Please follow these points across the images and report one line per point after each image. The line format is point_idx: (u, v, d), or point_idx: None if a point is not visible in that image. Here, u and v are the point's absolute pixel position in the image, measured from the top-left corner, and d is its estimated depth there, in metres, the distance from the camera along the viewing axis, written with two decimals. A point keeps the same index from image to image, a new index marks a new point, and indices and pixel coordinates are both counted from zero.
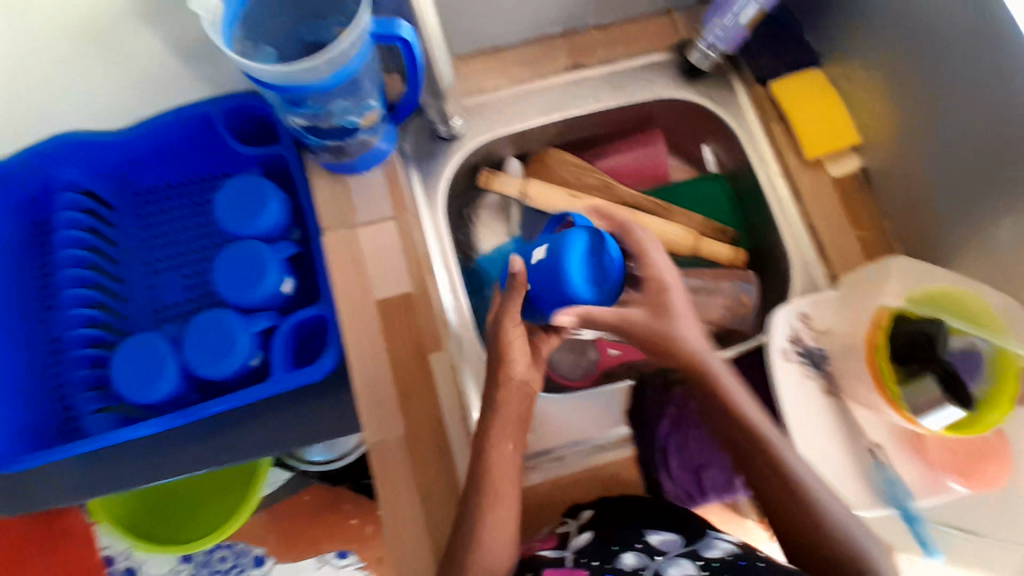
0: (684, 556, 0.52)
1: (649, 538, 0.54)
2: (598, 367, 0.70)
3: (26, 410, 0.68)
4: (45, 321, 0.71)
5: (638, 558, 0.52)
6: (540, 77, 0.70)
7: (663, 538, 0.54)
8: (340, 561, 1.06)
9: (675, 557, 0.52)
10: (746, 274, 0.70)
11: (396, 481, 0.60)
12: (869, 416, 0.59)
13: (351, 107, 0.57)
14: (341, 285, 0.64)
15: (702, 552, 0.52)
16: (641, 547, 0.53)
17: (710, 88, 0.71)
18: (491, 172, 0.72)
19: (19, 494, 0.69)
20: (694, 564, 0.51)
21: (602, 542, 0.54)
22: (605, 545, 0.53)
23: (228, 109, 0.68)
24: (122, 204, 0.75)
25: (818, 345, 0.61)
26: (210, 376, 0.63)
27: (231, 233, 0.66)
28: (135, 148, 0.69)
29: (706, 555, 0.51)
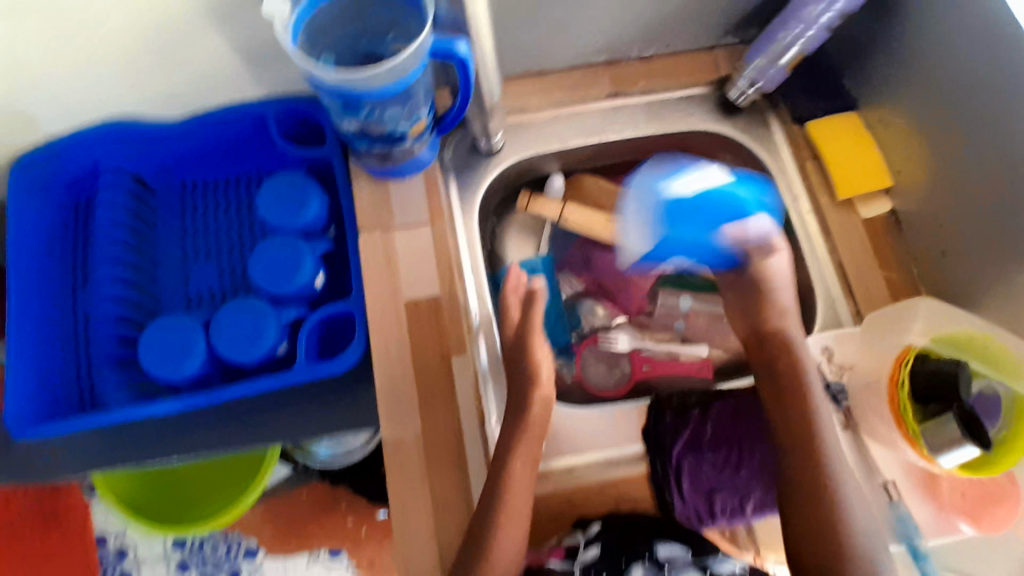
0: (694, 565, 0.59)
1: (657, 551, 0.60)
2: (632, 379, 0.72)
3: (50, 380, 0.70)
4: (78, 296, 0.73)
5: (646, 570, 0.59)
6: (581, 102, 0.72)
7: (669, 551, 0.60)
8: (332, 562, 1.07)
9: (684, 567, 0.59)
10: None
11: (410, 481, 0.61)
12: (885, 453, 0.61)
13: (403, 117, 0.58)
14: (374, 284, 0.66)
15: (713, 566, 0.59)
16: (651, 560, 0.59)
17: (746, 126, 0.73)
18: (530, 195, 0.75)
19: (29, 459, 0.70)
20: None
21: (611, 557, 0.59)
22: (615, 558, 0.59)
23: (278, 108, 0.70)
24: (165, 188, 0.76)
25: (836, 379, 0.64)
26: (237, 361, 0.64)
27: (270, 226, 0.68)
28: (185, 136, 0.72)
29: (716, 569, 0.59)
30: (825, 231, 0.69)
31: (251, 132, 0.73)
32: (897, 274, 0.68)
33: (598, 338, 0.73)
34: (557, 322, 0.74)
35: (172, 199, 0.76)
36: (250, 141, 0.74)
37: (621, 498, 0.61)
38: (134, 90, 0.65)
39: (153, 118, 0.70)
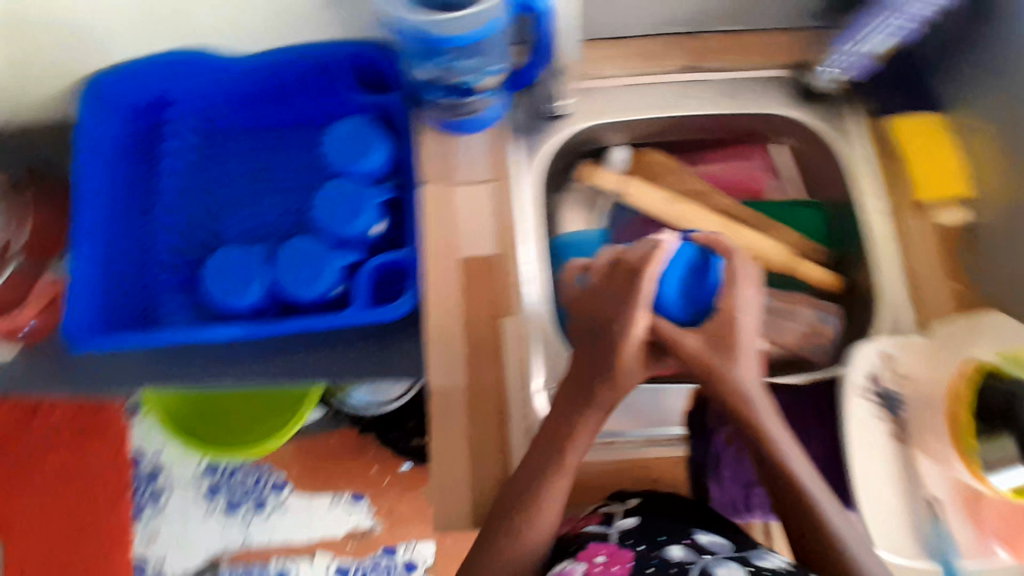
0: (735, 559, 0.50)
1: (697, 539, 0.53)
2: None
3: (115, 299, 0.72)
4: (143, 220, 0.74)
5: (686, 552, 0.51)
6: (657, 72, 0.71)
7: (712, 541, 0.53)
8: (353, 506, 1.10)
9: (724, 559, 0.50)
10: (830, 307, 0.70)
11: (450, 432, 0.63)
12: (933, 468, 0.59)
13: (479, 66, 0.58)
14: (432, 237, 0.66)
15: (752, 560, 0.50)
16: (689, 544, 0.52)
17: (827, 114, 0.70)
18: (591, 166, 0.72)
19: (108, 371, 0.77)
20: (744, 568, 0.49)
21: (648, 530, 0.54)
22: (652, 533, 0.54)
23: (349, 52, 0.70)
24: (233, 122, 0.77)
25: (896, 389, 0.62)
26: (296, 296, 0.66)
27: (338, 170, 0.69)
28: (256, 73, 0.72)
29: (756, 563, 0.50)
30: (897, 234, 0.67)
31: (324, 73, 0.73)
32: (966, 286, 0.65)
33: None
34: None
35: (238, 133, 0.76)
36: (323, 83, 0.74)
37: (655, 476, 0.62)
38: (219, 22, 0.66)
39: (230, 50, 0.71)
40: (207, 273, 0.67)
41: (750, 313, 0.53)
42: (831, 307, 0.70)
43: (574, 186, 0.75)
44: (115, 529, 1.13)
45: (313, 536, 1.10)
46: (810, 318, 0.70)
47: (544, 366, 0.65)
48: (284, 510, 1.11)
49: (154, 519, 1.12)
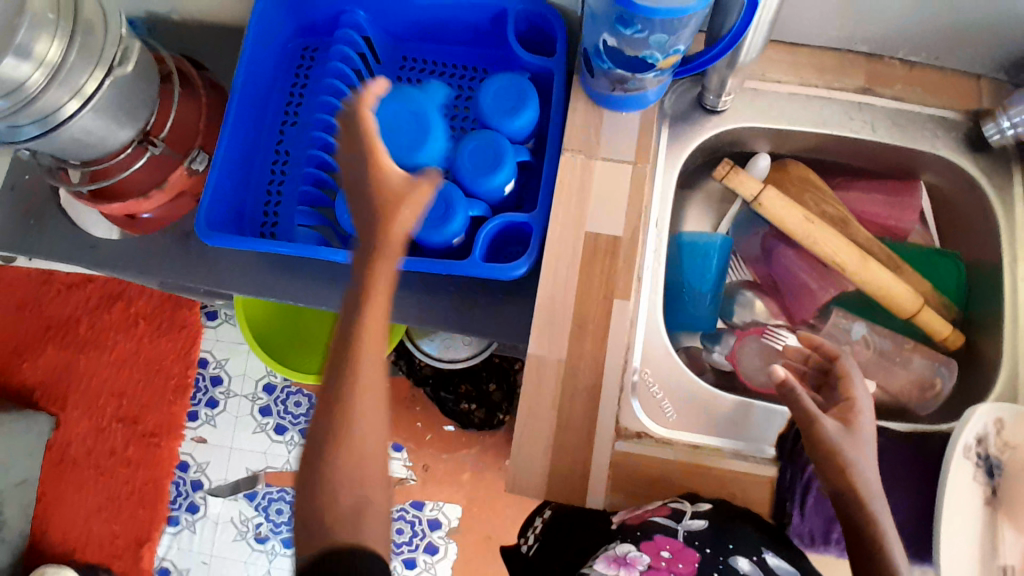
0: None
1: (765, 556, 0.56)
2: None
3: (243, 203, 0.75)
4: (285, 133, 0.78)
5: (751, 566, 0.55)
6: (827, 86, 0.69)
7: (779, 563, 0.56)
8: (393, 454, 1.14)
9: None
10: (948, 361, 0.68)
11: (541, 396, 0.63)
12: (1015, 538, 0.59)
13: (665, 45, 0.57)
14: (561, 205, 0.66)
15: None
16: (757, 560, 0.55)
17: (989, 166, 0.67)
18: (731, 167, 0.71)
19: (205, 263, 0.79)
20: None
21: (719, 535, 0.57)
22: (721, 540, 0.56)
23: (524, 8, 0.70)
24: (388, 59, 0.79)
25: (998, 454, 0.60)
26: (420, 237, 0.66)
27: (484, 122, 0.69)
28: (426, 11, 0.73)
29: None
30: None
31: (489, 27, 0.74)
32: None
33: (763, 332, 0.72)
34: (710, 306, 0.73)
35: (391, 71, 0.78)
36: (485, 36, 0.75)
37: (734, 489, 0.61)
38: None
39: None
40: (382, 96, 0.69)
41: (866, 401, 0.60)
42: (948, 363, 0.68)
43: (709, 182, 0.75)
44: (167, 422, 1.20)
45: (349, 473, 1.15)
46: (922, 371, 0.68)
47: (646, 354, 0.65)
48: None
49: (207, 423, 1.19)
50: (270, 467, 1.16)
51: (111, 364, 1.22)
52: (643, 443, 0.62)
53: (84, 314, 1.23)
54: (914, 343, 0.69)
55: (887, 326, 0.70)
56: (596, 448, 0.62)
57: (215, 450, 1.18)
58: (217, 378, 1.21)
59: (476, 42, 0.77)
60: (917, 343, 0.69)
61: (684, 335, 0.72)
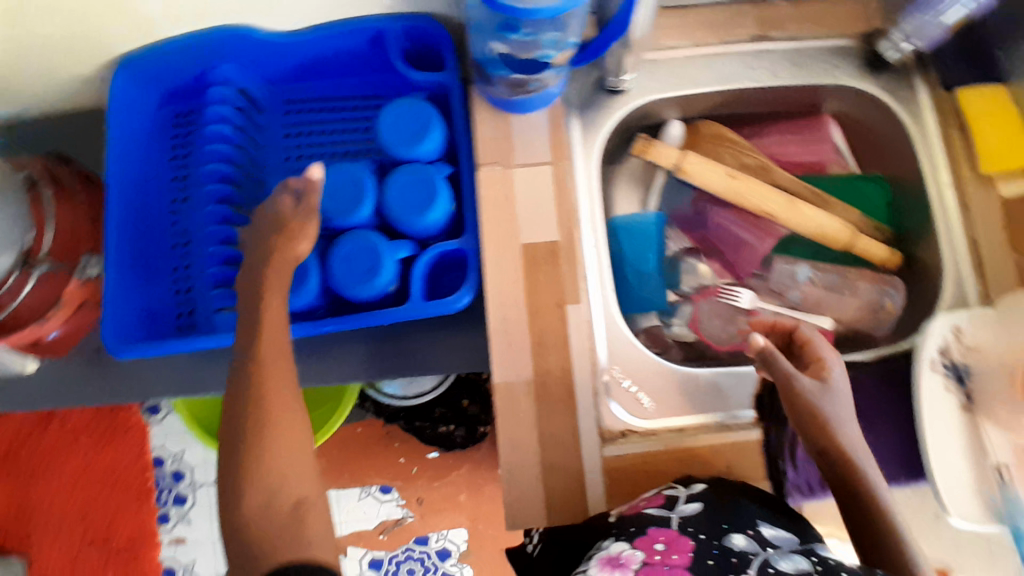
0: (799, 553, 0.50)
1: (761, 529, 0.53)
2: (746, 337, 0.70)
3: (152, 297, 0.69)
4: (176, 212, 0.71)
5: (749, 542, 0.51)
6: (721, 43, 0.68)
7: (776, 533, 0.53)
8: (383, 497, 1.11)
9: (788, 552, 0.50)
10: (892, 280, 0.69)
11: (518, 421, 0.61)
12: (1000, 435, 0.60)
13: (559, 43, 0.55)
14: (490, 222, 0.64)
15: (817, 552, 0.50)
16: (753, 534, 0.52)
17: (889, 85, 0.68)
18: (648, 140, 0.70)
19: (129, 372, 0.72)
20: (807, 561, 0.49)
21: (712, 518, 0.53)
22: (716, 521, 0.53)
23: (402, 27, 0.66)
24: (270, 106, 0.73)
25: (962, 359, 0.61)
26: (349, 294, 0.63)
27: (390, 155, 0.65)
28: (297, 52, 0.68)
29: (821, 556, 0.50)
30: (963, 206, 0.66)
31: (369, 53, 0.69)
32: None
33: (719, 290, 0.72)
34: (656, 283, 0.72)
35: (277, 118, 0.73)
36: (367, 63, 0.71)
37: (729, 462, 0.61)
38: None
39: (267, 28, 0.66)
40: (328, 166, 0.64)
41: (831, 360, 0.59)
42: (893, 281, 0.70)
43: (629, 160, 0.72)
44: (141, 529, 1.12)
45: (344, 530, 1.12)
46: (870, 295, 0.69)
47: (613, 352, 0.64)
48: None
49: (182, 520, 1.12)
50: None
51: (59, 490, 1.13)
52: (629, 440, 0.61)
53: (15, 444, 1.13)
54: (856, 269, 0.70)
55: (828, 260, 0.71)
56: (587, 459, 0.61)
57: (197, 544, 1.12)
58: (178, 474, 1.13)
59: (359, 68, 0.72)
60: (858, 270, 0.71)
61: (640, 316, 0.71)
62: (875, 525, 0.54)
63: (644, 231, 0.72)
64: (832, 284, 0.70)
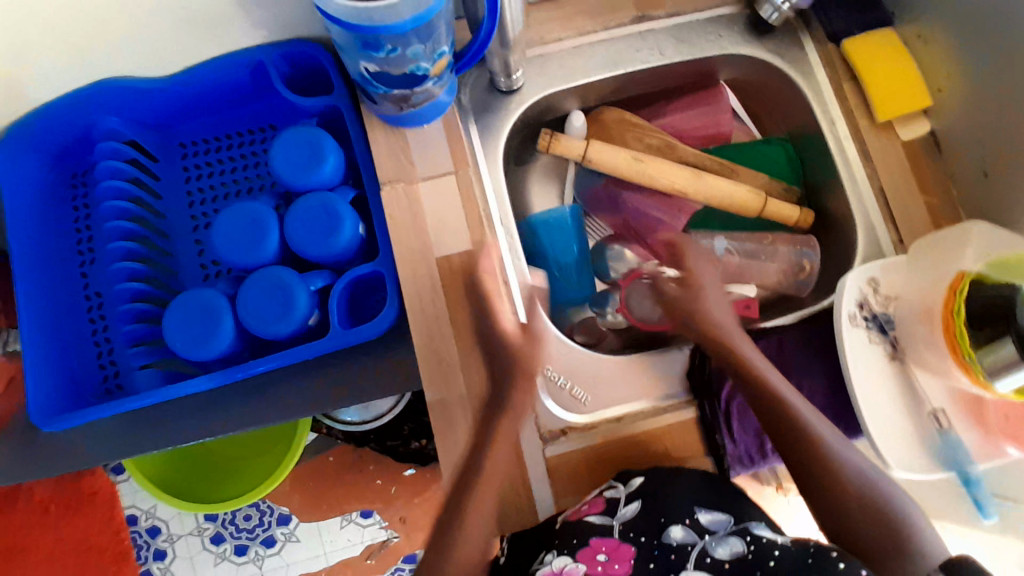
0: (733, 533, 0.54)
1: (699, 517, 0.55)
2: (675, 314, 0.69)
3: (73, 366, 0.67)
4: (87, 274, 0.70)
5: (686, 532, 0.55)
6: (605, 29, 0.68)
7: (713, 518, 0.55)
8: (364, 521, 1.08)
9: (724, 535, 0.54)
10: (808, 240, 0.72)
11: (455, 439, 0.60)
12: (931, 379, 0.60)
13: (425, 53, 0.54)
14: (400, 240, 0.62)
15: (751, 530, 0.54)
16: (691, 524, 0.55)
17: (778, 45, 0.70)
18: (551, 134, 0.68)
19: (53, 450, 0.68)
20: (742, 543, 0.53)
21: (651, 515, 0.56)
22: (653, 518, 0.56)
23: (282, 54, 0.65)
24: (165, 154, 0.72)
25: (883, 309, 0.62)
26: (267, 334, 0.62)
27: (289, 187, 0.64)
28: (182, 94, 0.68)
29: (754, 532, 0.54)
30: (865, 155, 0.67)
31: (255, 85, 0.69)
32: (938, 197, 0.66)
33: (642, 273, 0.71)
34: (578, 274, 0.74)
35: (175, 165, 0.72)
36: (257, 96, 0.70)
37: (671, 443, 0.61)
38: (131, 45, 0.61)
39: (147, 77, 0.66)
40: (221, 210, 0.63)
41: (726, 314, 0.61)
42: (809, 240, 0.72)
43: (539, 157, 0.75)
44: None
45: (330, 559, 1.08)
46: (789, 256, 0.72)
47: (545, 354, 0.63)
48: (296, 540, 1.08)
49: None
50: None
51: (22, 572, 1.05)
52: (569, 438, 0.61)
53: None
54: (773, 233, 0.73)
55: (742, 228, 0.74)
56: (530, 463, 0.60)
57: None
58: (152, 530, 1.08)
59: (251, 104, 0.71)
60: (776, 234, 0.73)
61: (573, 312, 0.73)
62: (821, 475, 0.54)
63: (563, 225, 0.74)
64: (749, 250, 0.73)
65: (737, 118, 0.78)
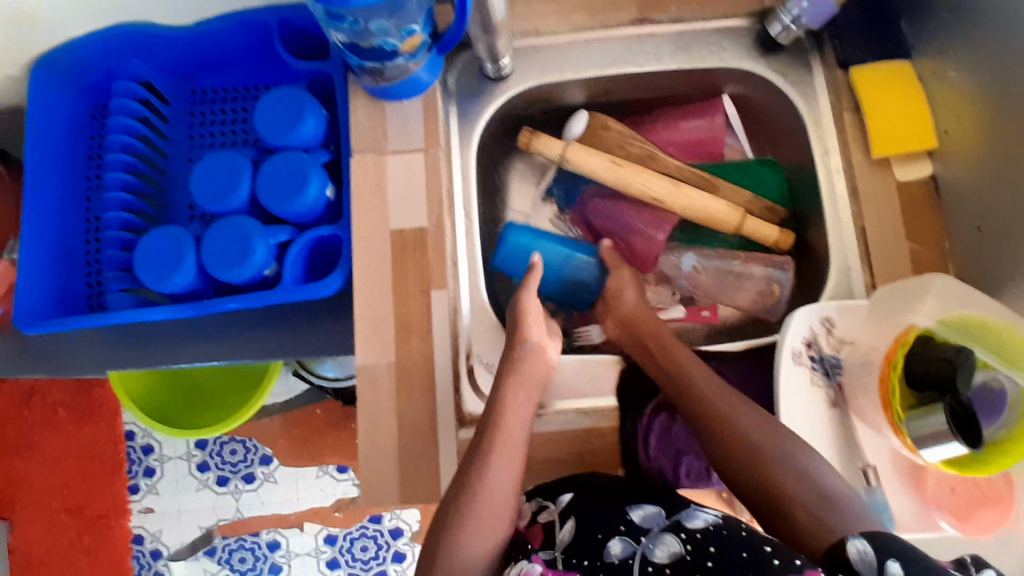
0: (668, 531, 0.48)
1: (631, 518, 0.50)
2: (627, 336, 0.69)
3: (65, 281, 0.73)
4: (91, 200, 0.75)
5: (624, 544, 0.48)
6: (603, 26, 0.67)
7: (645, 515, 0.50)
8: (339, 476, 1.10)
9: (660, 534, 0.48)
10: (784, 262, 0.69)
11: (379, 410, 0.61)
12: (871, 435, 0.56)
13: (391, 29, 0.55)
14: (363, 207, 0.64)
15: (685, 523, 0.48)
16: (625, 530, 0.49)
17: (786, 66, 0.66)
18: (532, 133, 0.69)
19: (40, 358, 0.73)
20: (678, 540, 0.47)
21: (586, 532, 0.50)
22: (590, 534, 0.49)
23: (283, 15, 0.68)
24: (177, 99, 0.77)
25: (832, 352, 0.58)
26: (225, 278, 0.65)
27: (268, 142, 0.67)
28: (193, 43, 0.72)
29: (688, 527, 0.48)
30: (854, 191, 0.63)
31: (259, 42, 0.72)
32: (929, 247, 0.61)
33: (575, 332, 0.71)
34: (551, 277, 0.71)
35: (183, 110, 0.77)
36: (262, 54, 0.74)
37: (590, 454, 0.60)
38: None
39: (161, 23, 0.70)
40: (205, 154, 0.67)
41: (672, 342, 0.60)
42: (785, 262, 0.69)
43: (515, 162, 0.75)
44: (115, 502, 1.10)
45: (302, 506, 1.10)
46: (760, 275, 0.70)
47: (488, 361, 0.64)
48: (273, 481, 1.10)
49: (151, 492, 1.10)
50: (222, 520, 1.10)
51: (29, 465, 1.11)
52: None
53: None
54: (748, 253, 0.70)
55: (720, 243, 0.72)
56: (445, 447, 0.61)
57: (165, 514, 1.10)
58: (147, 448, 1.12)
59: (256, 60, 0.75)
60: (751, 253, 0.70)
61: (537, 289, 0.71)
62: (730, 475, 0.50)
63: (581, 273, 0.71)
64: (720, 267, 0.71)
65: (732, 131, 0.75)
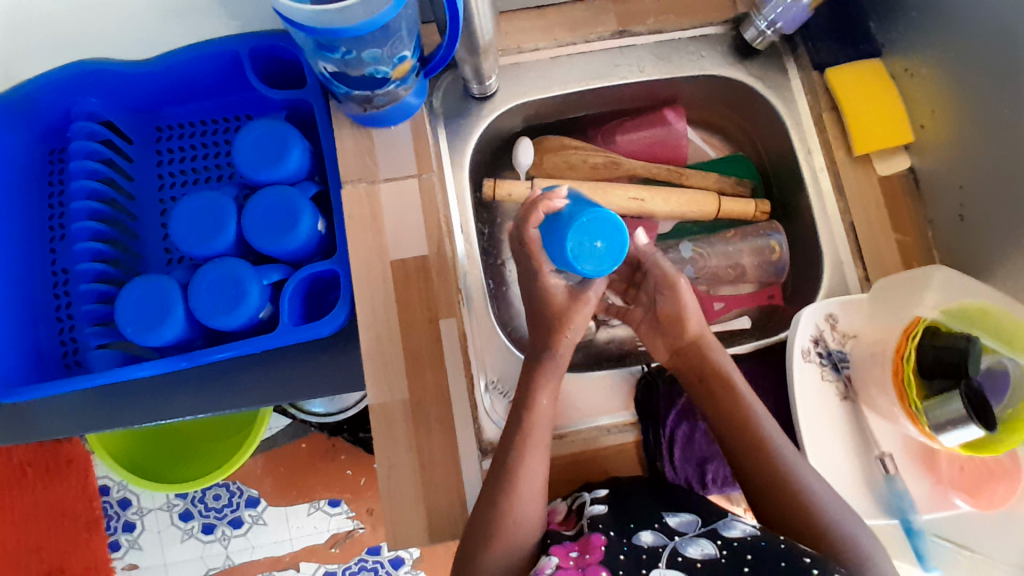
0: (704, 535, 0.48)
1: (667, 520, 0.50)
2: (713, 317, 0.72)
3: (36, 340, 0.68)
4: (56, 251, 0.70)
5: (656, 536, 0.48)
6: (583, 41, 0.67)
7: (682, 520, 0.50)
8: (332, 510, 1.03)
9: (694, 537, 0.48)
10: (772, 223, 0.71)
11: (395, 444, 0.59)
12: (885, 426, 0.58)
13: (384, 57, 0.54)
14: (358, 239, 0.62)
15: (722, 532, 0.48)
16: (660, 528, 0.49)
17: (762, 69, 0.68)
18: (494, 181, 0.68)
19: (19, 417, 0.68)
20: (714, 544, 0.46)
21: (620, 518, 0.50)
22: (623, 522, 0.50)
23: (253, 46, 0.65)
24: (140, 137, 0.73)
25: (839, 347, 0.61)
26: (217, 324, 0.62)
27: (251, 177, 0.64)
28: (158, 80, 0.68)
29: (726, 535, 0.47)
30: (839, 189, 0.66)
31: (229, 74, 0.69)
32: (914, 237, 0.64)
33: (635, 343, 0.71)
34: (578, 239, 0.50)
35: (148, 148, 0.73)
36: (234, 86, 0.71)
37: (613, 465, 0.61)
38: None
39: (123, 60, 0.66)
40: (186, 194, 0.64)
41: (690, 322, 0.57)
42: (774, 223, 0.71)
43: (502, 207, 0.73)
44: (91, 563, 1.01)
45: (296, 545, 1.03)
46: (756, 245, 0.71)
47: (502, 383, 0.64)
48: (263, 523, 1.03)
49: (133, 547, 1.02)
50: (213, 569, 1.03)
51: None
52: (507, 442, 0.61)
53: None
54: (735, 228, 0.73)
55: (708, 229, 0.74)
56: (467, 476, 0.59)
57: (151, 570, 1.02)
58: (123, 502, 1.03)
59: (224, 90, 0.72)
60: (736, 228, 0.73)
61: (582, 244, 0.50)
62: (759, 484, 0.52)
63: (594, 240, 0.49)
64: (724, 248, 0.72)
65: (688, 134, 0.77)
